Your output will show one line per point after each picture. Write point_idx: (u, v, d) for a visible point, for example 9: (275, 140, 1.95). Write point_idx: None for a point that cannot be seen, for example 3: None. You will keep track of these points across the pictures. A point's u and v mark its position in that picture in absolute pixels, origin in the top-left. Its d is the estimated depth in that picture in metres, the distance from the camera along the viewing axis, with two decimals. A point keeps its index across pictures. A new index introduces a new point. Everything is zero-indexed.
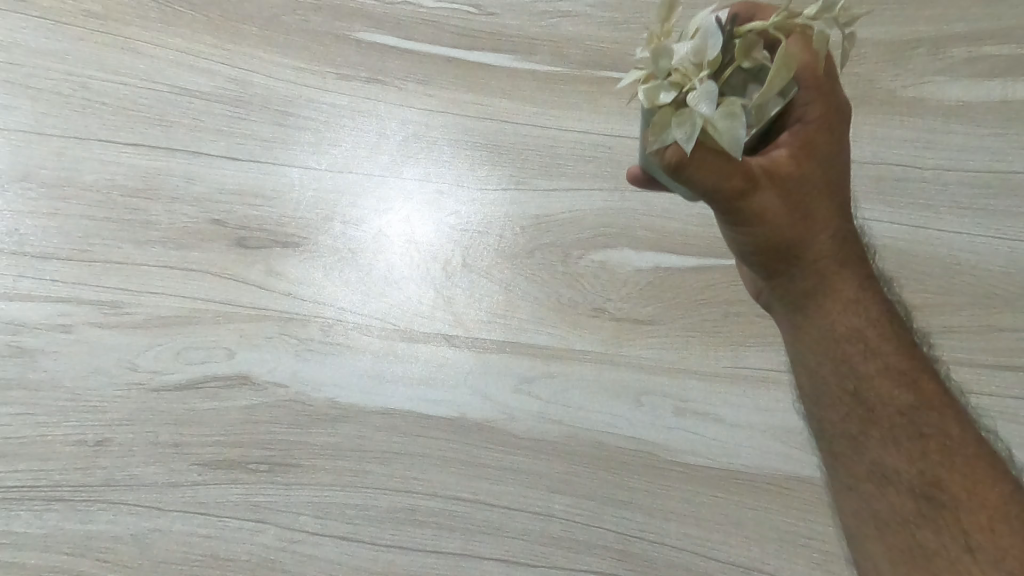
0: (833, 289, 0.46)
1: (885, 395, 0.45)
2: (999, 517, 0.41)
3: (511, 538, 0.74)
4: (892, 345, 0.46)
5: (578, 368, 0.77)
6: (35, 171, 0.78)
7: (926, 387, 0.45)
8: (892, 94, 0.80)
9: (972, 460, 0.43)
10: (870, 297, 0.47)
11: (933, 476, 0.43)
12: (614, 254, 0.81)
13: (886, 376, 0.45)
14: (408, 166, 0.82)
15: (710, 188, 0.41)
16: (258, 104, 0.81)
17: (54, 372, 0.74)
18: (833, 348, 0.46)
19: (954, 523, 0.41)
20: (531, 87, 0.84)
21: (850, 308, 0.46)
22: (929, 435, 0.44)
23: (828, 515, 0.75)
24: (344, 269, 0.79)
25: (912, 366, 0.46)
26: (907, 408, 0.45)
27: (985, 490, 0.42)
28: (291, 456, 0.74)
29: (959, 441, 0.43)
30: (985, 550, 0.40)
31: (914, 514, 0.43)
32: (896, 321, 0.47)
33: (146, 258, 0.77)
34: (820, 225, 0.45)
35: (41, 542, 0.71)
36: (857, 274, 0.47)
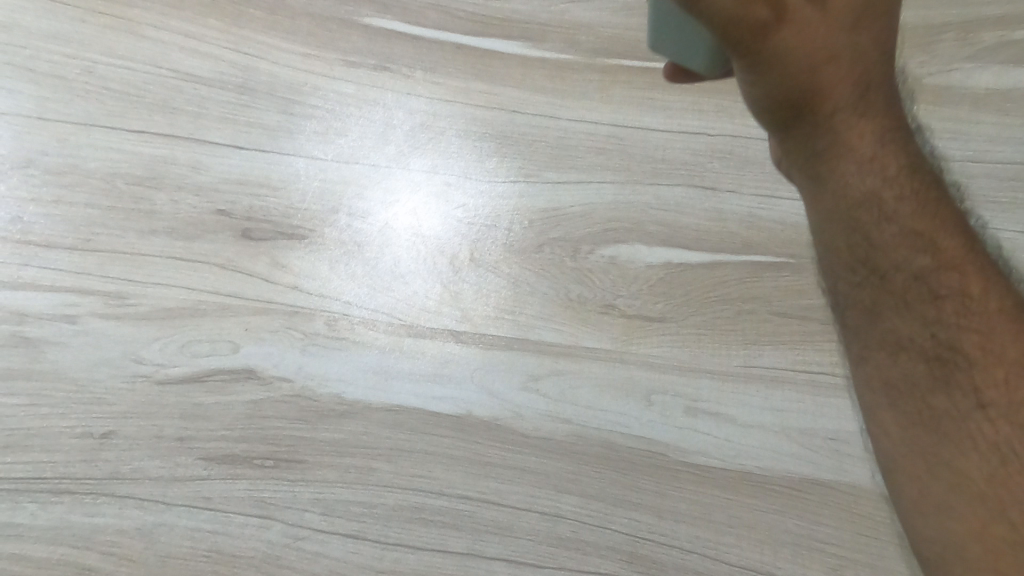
0: (847, 142, 0.41)
1: (901, 258, 0.40)
2: (1017, 375, 0.37)
3: (518, 538, 0.72)
4: (913, 201, 0.41)
5: (587, 366, 0.76)
6: (38, 158, 0.78)
7: (948, 244, 0.40)
8: (918, 82, 0.78)
9: (994, 317, 0.38)
10: (891, 148, 0.41)
11: (950, 337, 0.39)
12: (624, 249, 0.79)
13: (903, 236, 0.40)
14: (416, 157, 0.80)
15: (723, 20, 0.38)
16: (263, 90, 0.81)
17: (59, 362, 0.74)
18: (845, 211, 0.41)
19: (968, 383, 0.38)
20: (540, 75, 0.82)
21: (867, 163, 0.41)
22: (946, 295, 0.39)
23: (845, 519, 0.72)
24: (350, 262, 0.78)
25: (934, 222, 0.41)
26: (925, 269, 0.40)
27: (1004, 346, 0.38)
28: (297, 452, 0.73)
29: (979, 297, 0.39)
30: (999, 405, 0.37)
31: (927, 379, 0.38)
32: (919, 175, 0.42)
33: (151, 248, 0.77)
34: (838, 65, 0.40)
35: (46, 535, 0.71)
36: (878, 123, 0.41)
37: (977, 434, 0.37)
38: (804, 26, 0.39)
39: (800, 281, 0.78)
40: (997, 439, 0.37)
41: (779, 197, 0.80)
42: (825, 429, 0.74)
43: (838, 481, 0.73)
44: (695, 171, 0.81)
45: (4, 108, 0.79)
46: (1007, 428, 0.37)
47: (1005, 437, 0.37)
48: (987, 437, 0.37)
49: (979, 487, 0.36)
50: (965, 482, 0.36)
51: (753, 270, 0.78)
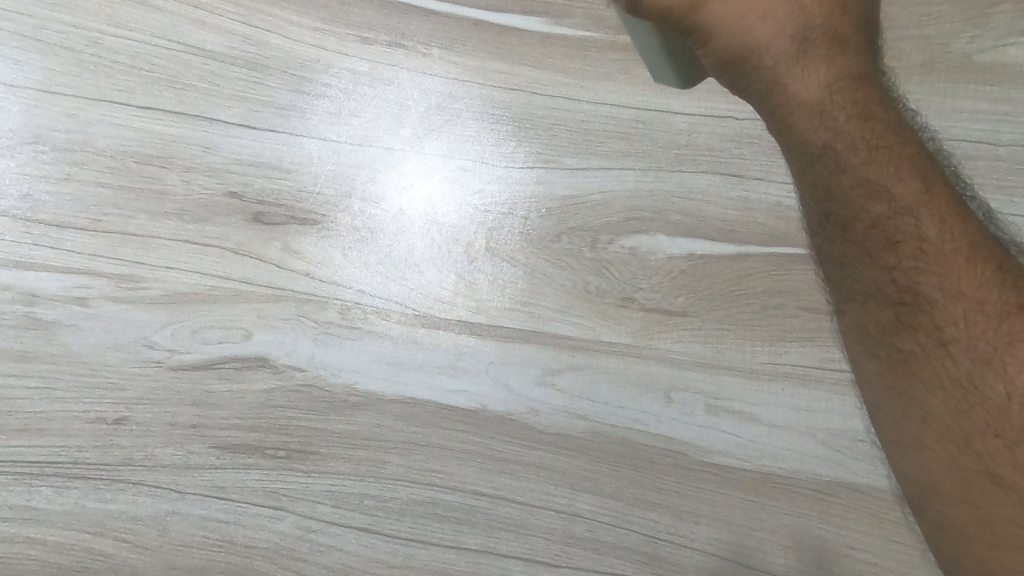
0: (794, 96, 0.39)
1: (860, 209, 0.39)
2: (975, 308, 0.36)
3: (533, 536, 0.70)
4: (870, 146, 0.39)
5: (606, 360, 0.73)
6: (48, 134, 0.78)
7: (905, 188, 0.38)
8: (967, 60, 0.75)
9: (951, 255, 0.37)
10: (843, 94, 0.39)
11: (911, 280, 0.37)
12: (646, 239, 0.76)
13: (862, 184, 0.38)
14: (430, 140, 0.79)
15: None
16: (275, 68, 0.80)
17: (73, 346, 0.74)
18: (801, 168, 0.40)
19: (929, 323, 0.37)
20: (561, 53, 0.79)
21: (817, 115, 0.39)
22: (904, 241, 0.38)
23: (878, 525, 0.69)
24: (363, 250, 0.76)
25: (893, 165, 0.39)
26: (884, 216, 0.38)
27: (962, 282, 0.37)
28: (310, 443, 0.72)
29: (936, 239, 0.37)
30: (960, 341, 0.36)
31: (892, 324, 0.38)
32: (876, 116, 0.39)
33: (163, 231, 0.76)
34: (775, 18, 0.39)
35: (61, 520, 0.71)
36: (825, 72, 0.39)
37: (942, 371, 0.36)
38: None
39: None
40: (960, 375, 0.36)
41: None
42: (857, 431, 0.70)
43: (869, 486, 0.69)
44: (721, 157, 0.77)
45: (12, 82, 0.78)
46: (968, 362, 0.36)
47: (967, 372, 0.36)
48: (950, 373, 0.36)
49: (946, 421, 0.36)
50: (933, 420, 0.36)
51: (780, 263, 0.74)
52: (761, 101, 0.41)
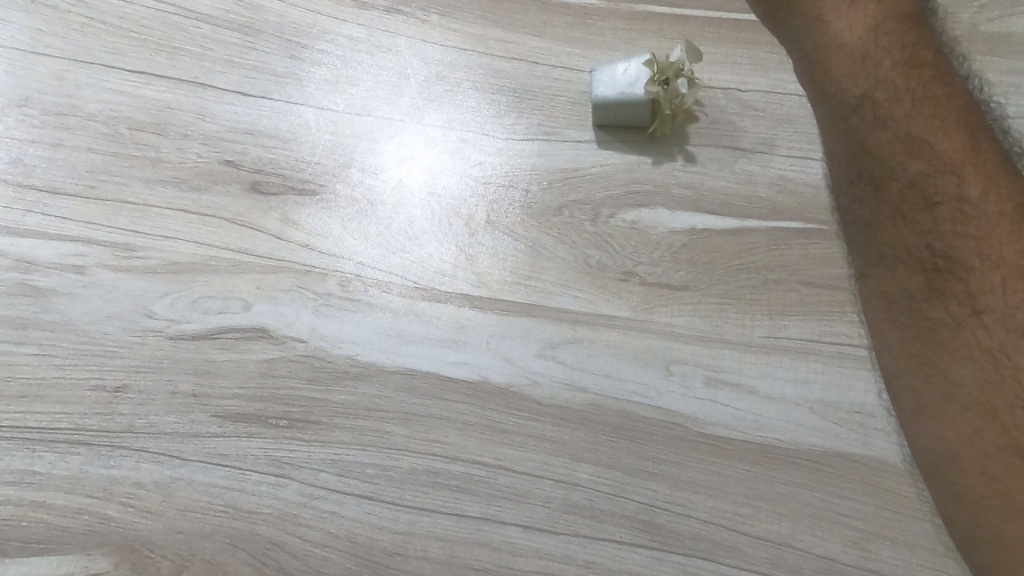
0: (840, 53, 0.49)
1: (897, 167, 0.46)
2: (1012, 276, 0.41)
3: (533, 504, 0.68)
4: (911, 105, 0.46)
5: (606, 333, 0.73)
6: (36, 97, 0.81)
7: (948, 147, 0.44)
8: (972, 31, 0.76)
9: (992, 222, 0.42)
10: (890, 54, 0.48)
11: (946, 246, 0.43)
12: (646, 214, 0.76)
13: (899, 143, 0.46)
14: (431, 111, 0.81)
15: None
16: (271, 33, 0.84)
17: (70, 313, 0.74)
18: (843, 122, 0.48)
19: (963, 291, 0.42)
20: (561, 22, 0.83)
21: (861, 71, 0.48)
22: (943, 202, 0.44)
23: (885, 497, 0.67)
24: (363, 221, 0.77)
25: (935, 127, 0.45)
26: (923, 177, 0.45)
27: (1000, 250, 0.42)
28: (312, 413, 0.71)
29: (978, 201, 0.43)
30: (993, 311, 0.41)
31: (923, 289, 0.44)
32: (921, 80, 0.47)
33: (159, 199, 0.77)
34: None
35: (63, 484, 0.69)
36: (871, 22, 0.48)
37: (972, 341, 0.41)
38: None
39: (830, 250, 0.74)
40: (992, 345, 0.41)
41: (814, 160, 0.77)
42: (856, 402, 0.69)
43: (872, 456, 0.68)
44: (723, 130, 0.78)
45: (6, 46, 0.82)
46: (1000, 332, 0.41)
47: (1000, 342, 0.41)
48: (981, 343, 0.41)
49: (971, 391, 0.41)
50: (957, 388, 0.41)
51: (780, 237, 0.74)
52: (810, 46, 0.51)
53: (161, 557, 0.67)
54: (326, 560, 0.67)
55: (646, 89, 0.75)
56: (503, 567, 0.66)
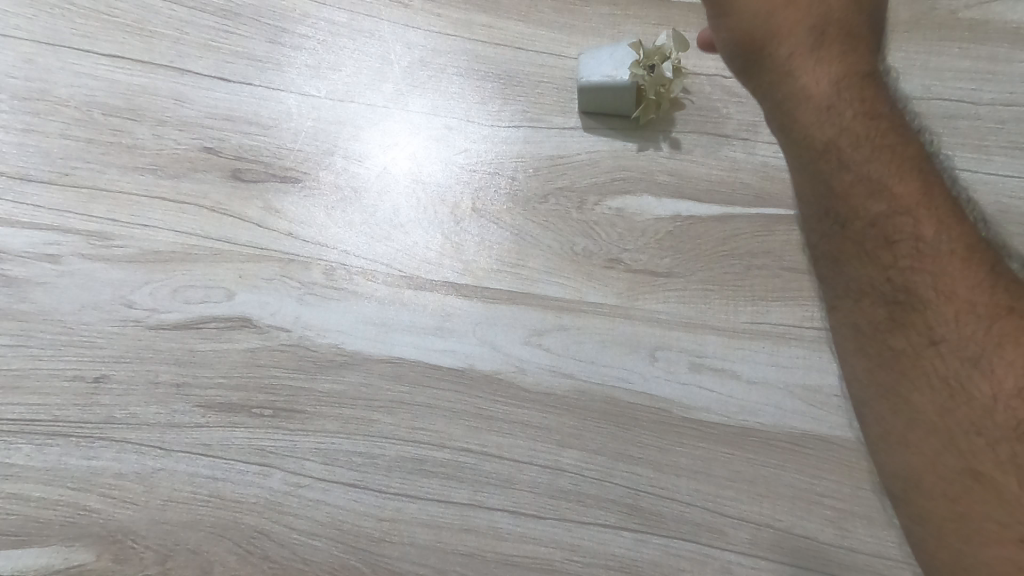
0: (800, 85, 0.43)
1: (860, 207, 0.41)
2: (966, 309, 0.38)
3: (519, 490, 0.68)
4: (872, 147, 0.41)
5: (592, 321, 0.73)
6: (6, 83, 0.78)
7: (904, 189, 0.40)
8: (950, 19, 0.79)
9: (946, 258, 0.39)
10: (853, 97, 0.42)
11: (905, 279, 0.39)
12: (632, 201, 0.76)
13: (860, 179, 0.41)
14: (415, 98, 0.80)
15: None
16: (249, 17, 0.82)
17: (46, 303, 0.73)
18: (808, 165, 0.43)
19: (921, 323, 0.38)
20: (546, 7, 0.82)
21: (822, 105, 0.42)
22: (901, 241, 0.40)
23: (862, 477, 0.68)
24: (347, 210, 0.76)
25: (892, 166, 0.41)
26: (882, 214, 0.40)
27: (955, 284, 0.38)
28: (297, 402, 0.71)
29: (933, 239, 0.39)
30: (950, 341, 0.38)
31: (885, 322, 0.40)
32: (880, 117, 0.42)
33: (137, 186, 0.76)
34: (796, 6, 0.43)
35: (42, 476, 0.69)
36: (836, 67, 0.42)
37: (930, 369, 0.38)
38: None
39: None
40: (948, 374, 0.37)
41: None
42: (835, 385, 0.71)
43: (850, 438, 0.69)
44: (707, 117, 0.78)
45: None
46: (956, 362, 0.37)
47: (955, 371, 0.37)
48: (938, 372, 0.38)
49: (931, 418, 0.37)
50: (918, 414, 0.38)
51: (763, 224, 0.75)
52: (773, 90, 0.44)
53: (144, 547, 0.67)
54: (313, 548, 0.67)
55: (631, 72, 0.75)
56: (490, 552, 0.67)
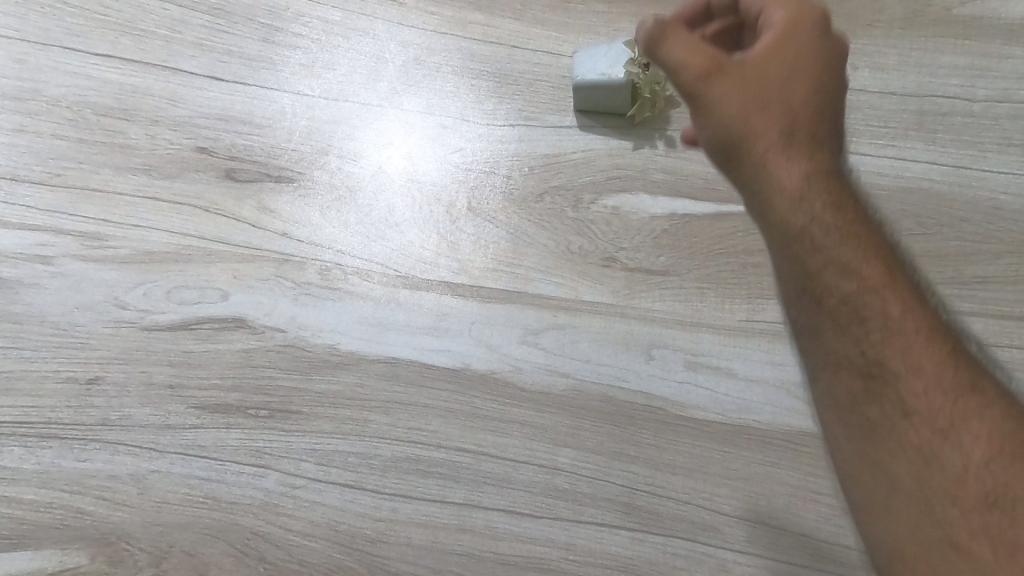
0: (775, 172, 0.43)
1: (831, 286, 0.42)
2: (934, 384, 0.39)
3: (515, 489, 0.68)
4: (839, 229, 0.42)
5: (588, 320, 0.73)
6: None
7: (871, 269, 0.41)
8: (945, 16, 0.79)
9: (913, 335, 0.40)
10: (822, 185, 0.43)
11: (876, 354, 0.40)
12: (628, 199, 0.76)
13: (830, 261, 0.42)
14: (410, 96, 0.79)
15: (670, 72, 0.46)
16: (242, 16, 0.81)
17: (38, 305, 0.72)
18: (783, 247, 0.43)
19: (893, 397, 0.39)
20: (541, 5, 0.82)
21: (795, 193, 0.43)
22: (871, 319, 0.40)
23: None
24: (341, 209, 0.76)
25: (859, 248, 0.42)
26: (851, 292, 0.41)
27: (923, 360, 0.39)
28: (293, 403, 0.71)
29: (899, 317, 0.40)
30: (922, 413, 0.38)
31: (860, 394, 0.40)
32: (846, 201, 0.43)
33: (130, 187, 0.75)
34: (767, 108, 0.44)
35: (35, 479, 0.68)
36: (805, 159, 0.43)
37: (905, 439, 0.39)
38: (744, 80, 0.45)
39: None
40: (921, 445, 0.38)
41: None
42: None
43: None
44: None
45: None
46: (928, 433, 0.38)
47: (927, 442, 0.38)
48: (912, 442, 0.38)
49: (909, 487, 0.38)
50: (896, 483, 0.38)
51: None
52: (747, 179, 0.45)
53: (139, 550, 0.67)
54: (309, 549, 0.67)
55: (626, 70, 0.75)
56: (486, 552, 0.67)
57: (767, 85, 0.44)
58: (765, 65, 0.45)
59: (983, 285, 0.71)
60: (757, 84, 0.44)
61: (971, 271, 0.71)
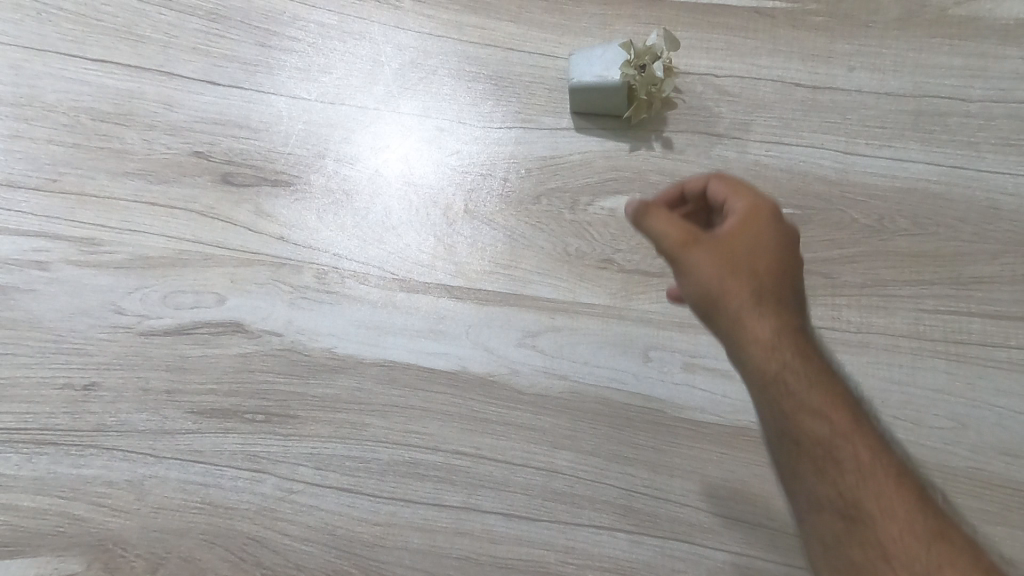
0: (750, 329, 0.45)
1: (808, 436, 0.44)
2: (905, 525, 0.41)
3: (513, 492, 0.68)
4: (812, 378, 0.44)
5: (585, 322, 0.73)
6: None
7: (839, 416, 0.44)
8: (940, 17, 0.79)
9: (881, 480, 0.42)
10: (794, 338, 0.45)
11: (852, 498, 0.42)
12: (624, 200, 0.76)
13: (806, 410, 0.44)
14: (407, 99, 0.79)
15: (655, 239, 0.49)
16: (238, 20, 0.81)
17: (34, 311, 0.72)
18: (763, 396, 0.45)
19: (873, 540, 0.41)
20: (538, 7, 0.82)
21: (769, 350, 0.44)
22: (844, 466, 0.43)
23: None
24: (338, 213, 0.76)
25: (829, 396, 0.44)
26: (826, 441, 0.43)
27: (892, 502, 0.42)
28: (290, 407, 0.70)
29: (867, 462, 0.43)
30: (900, 555, 0.40)
31: (842, 536, 0.42)
32: (815, 352, 0.46)
33: (126, 192, 0.75)
34: (741, 272, 0.46)
35: (31, 486, 0.68)
36: (777, 316, 0.45)
37: None
38: (720, 248, 0.47)
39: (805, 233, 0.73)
40: None
41: (790, 143, 0.76)
42: None
43: None
44: (700, 115, 0.78)
45: None
46: None
47: None
48: None
49: None
50: None
51: None
52: (727, 333, 0.46)
53: (135, 556, 0.67)
54: (307, 553, 0.67)
55: (623, 72, 0.74)
56: (483, 556, 0.67)
57: (734, 251, 0.47)
58: (734, 234, 0.48)
59: (980, 286, 0.71)
60: (730, 252, 0.47)
61: (968, 272, 0.71)
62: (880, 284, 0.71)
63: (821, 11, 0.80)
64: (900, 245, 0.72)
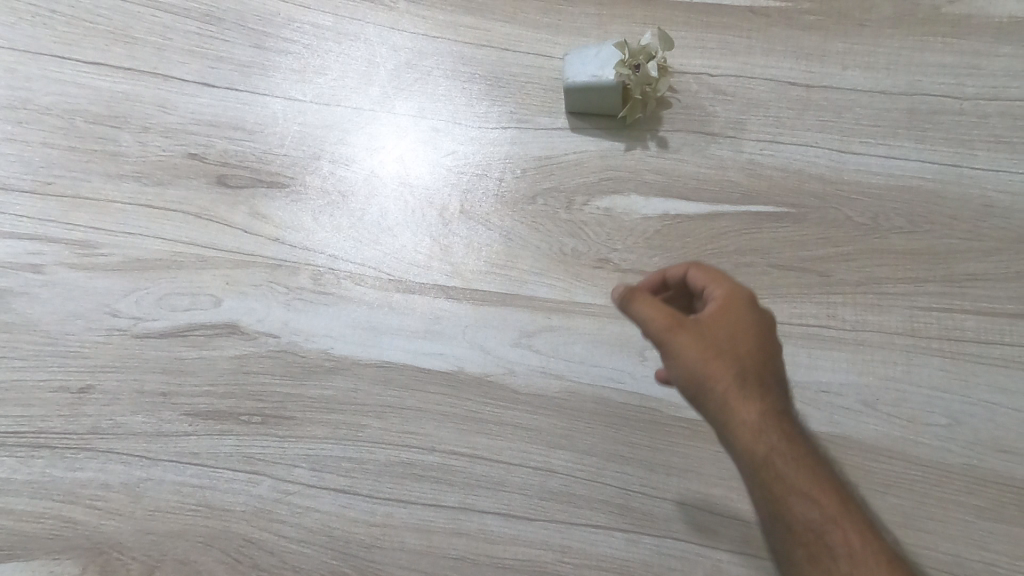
0: (735, 415, 0.45)
1: (799, 521, 0.44)
2: None
3: (509, 492, 0.68)
4: (800, 462, 0.45)
5: (581, 322, 0.73)
6: None
7: (829, 500, 0.44)
8: (933, 16, 0.79)
9: (875, 566, 0.42)
10: (780, 423, 0.46)
11: None
12: (619, 200, 0.76)
13: (795, 495, 0.44)
14: (402, 100, 0.79)
15: (641, 324, 0.50)
16: (233, 21, 0.81)
17: (29, 314, 0.72)
18: (753, 480, 0.45)
19: None
20: (533, 7, 0.82)
21: (755, 435, 0.45)
22: (837, 552, 0.43)
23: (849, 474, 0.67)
24: (334, 214, 0.76)
25: (817, 480, 0.45)
26: (817, 527, 0.44)
27: None
28: (286, 408, 0.70)
29: (860, 547, 0.43)
30: None
31: None
32: (802, 437, 0.46)
33: (121, 194, 0.75)
34: (726, 357, 0.47)
35: (27, 489, 0.68)
36: (763, 401, 0.46)
37: None
38: (704, 334, 0.48)
39: (800, 233, 0.74)
40: None
41: (784, 142, 0.76)
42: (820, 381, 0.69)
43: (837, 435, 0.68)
44: (694, 115, 0.78)
45: None
46: None
47: None
48: None
49: None
50: None
51: (752, 222, 0.74)
52: (715, 419, 0.47)
53: (131, 559, 0.67)
54: (303, 555, 0.67)
55: (617, 71, 0.75)
56: (480, 556, 0.67)
57: (717, 337, 0.48)
58: (717, 319, 0.49)
59: (975, 284, 0.71)
60: (714, 337, 0.48)
61: (961, 270, 0.71)
62: (875, 283, 0.72)
63: (815, 10, 0.80)
64: (895, 243, 0.72)
